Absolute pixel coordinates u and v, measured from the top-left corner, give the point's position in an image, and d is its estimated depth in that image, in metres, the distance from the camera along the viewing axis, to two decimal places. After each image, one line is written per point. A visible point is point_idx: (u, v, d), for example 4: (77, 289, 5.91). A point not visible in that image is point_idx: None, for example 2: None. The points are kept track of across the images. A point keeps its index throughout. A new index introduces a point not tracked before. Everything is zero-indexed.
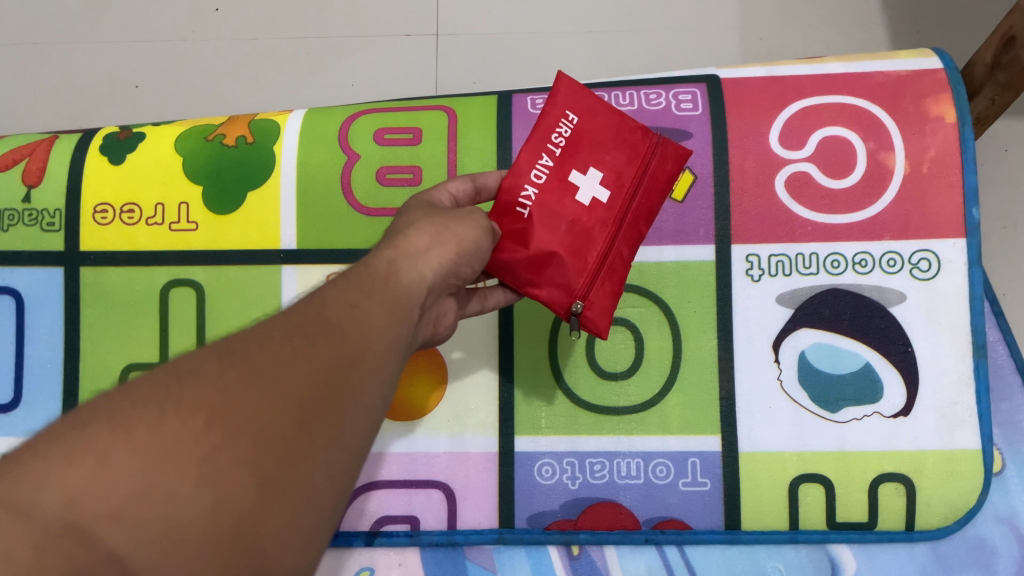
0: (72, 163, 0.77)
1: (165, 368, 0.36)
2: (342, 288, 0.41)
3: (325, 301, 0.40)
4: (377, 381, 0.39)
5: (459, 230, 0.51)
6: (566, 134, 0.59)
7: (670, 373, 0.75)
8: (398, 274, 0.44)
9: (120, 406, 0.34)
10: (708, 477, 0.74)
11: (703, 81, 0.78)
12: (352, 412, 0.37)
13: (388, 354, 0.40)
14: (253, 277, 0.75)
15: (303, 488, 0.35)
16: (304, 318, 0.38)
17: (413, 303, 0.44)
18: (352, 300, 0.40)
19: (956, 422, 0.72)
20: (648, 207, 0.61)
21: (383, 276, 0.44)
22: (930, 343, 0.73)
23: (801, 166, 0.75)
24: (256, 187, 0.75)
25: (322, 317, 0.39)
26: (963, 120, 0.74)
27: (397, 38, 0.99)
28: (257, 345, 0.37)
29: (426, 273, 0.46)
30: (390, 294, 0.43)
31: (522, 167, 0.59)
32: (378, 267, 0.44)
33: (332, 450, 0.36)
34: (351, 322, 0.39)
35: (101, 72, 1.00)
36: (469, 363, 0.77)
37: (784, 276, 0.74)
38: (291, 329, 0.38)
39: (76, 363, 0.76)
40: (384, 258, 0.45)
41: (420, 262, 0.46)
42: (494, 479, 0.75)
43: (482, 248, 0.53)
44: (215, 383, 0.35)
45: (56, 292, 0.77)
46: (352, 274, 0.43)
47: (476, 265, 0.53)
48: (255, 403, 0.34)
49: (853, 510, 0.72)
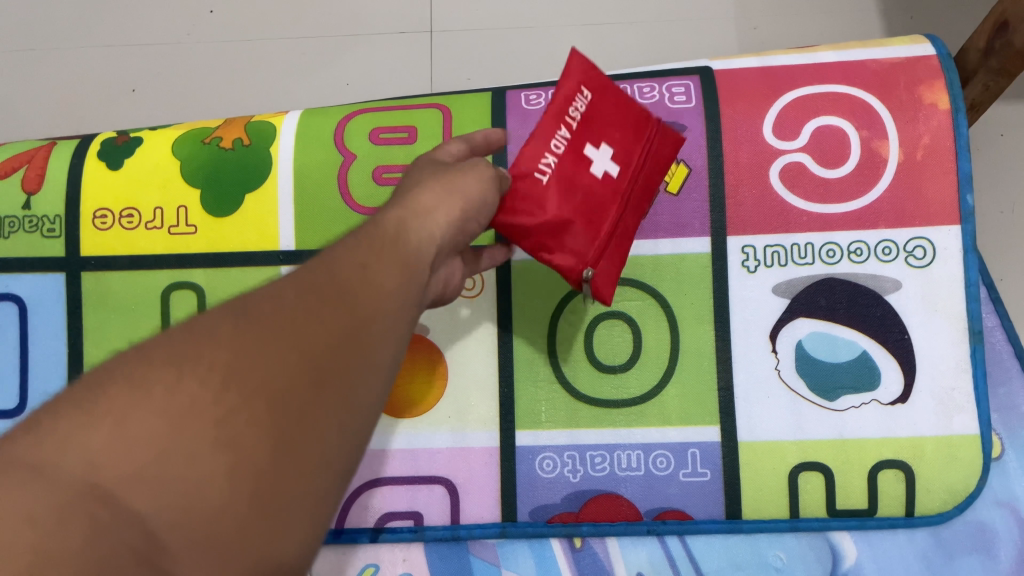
0: (71, 169, 0.78)
1: (155, 350, 0.36)
2: (351, 245, 0.41)
3: (334, 260, 0.39)
4: (388, 339, 0.39)
5: (465, 186, 0.51)
6: (583, 108, 0.59)
7: (668, 365, 0.75)
8: (407, 234, 0.44)
9: (115, 390, 0.34)
10: (708, 468, 0.74)
11: (696, 73, 0.79)
12: (365, 364, 0.37)
13: (403, 307, 0.40)
14: (255, 278, 0.75)
15: (319, 458, 0.35)
16: (317, 275, 0.38)
17: (423, 261, 0.43)
18: (360, 259, 0.40)
19: (953, 407, 0.73)
20: (649, 184, 0.64)
21: (394, 234, 0.43)
22: (928, 328, 0.74)
23: (794, 156, 0.75)
24: (254, 189, 0.76)
25: (334, 278, 0.38)
26: (956, 106, 0.74)
27: (392, 35, 0.99)
28: (270, 306, 0.37)
29: (436, 231, 0.46)
30: (399, 252, 0.42)
31: (541, 134, 0.58)
32: (388, 224, 0.44)
33: (342, 414, 0.36)
34: (361, 282, 0.39)
35: (97, 79, 1.00)
36: (467, 351, 0.77)
37: (781, 266, 0.75)
38: (303, 289, 0.38)
39: (80, 368, 0.77)
40: (393, 217, 0.45)
41: (431, 219, 0.47)
42: (495, 472, 0.76)
43: (489, 200, 0.53)
44: (230, 342, 0.35)
45: (59, 296, 0.77)
46: (360, 234, 0.42)
47: (483, 218, 0.54)
48: (271, 356, 0.35)
49: (852, 497, 0.73)
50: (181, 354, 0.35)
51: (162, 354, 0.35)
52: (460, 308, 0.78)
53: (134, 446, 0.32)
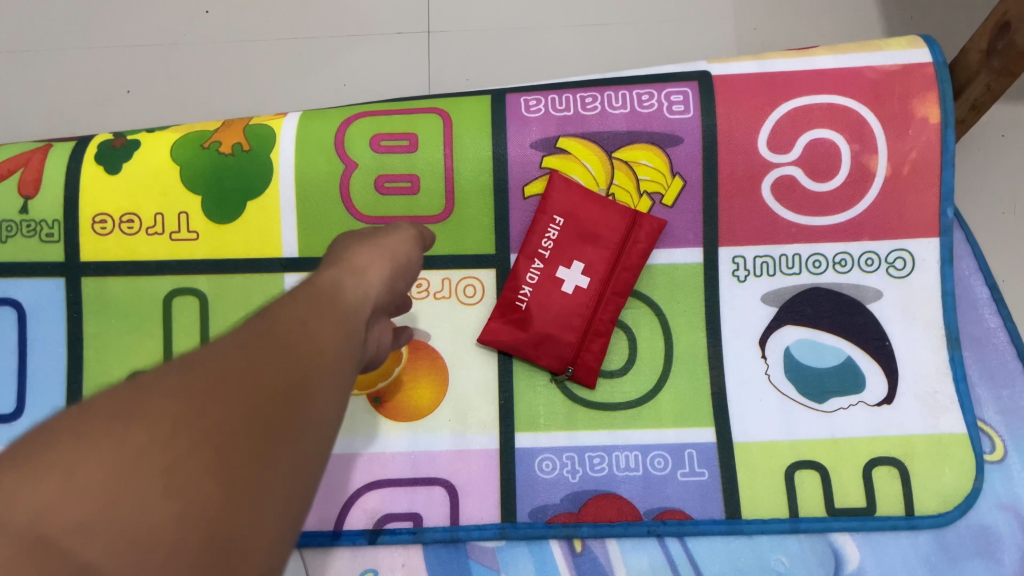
0: (68, 172, 0.76)
1: (105, 393, 0.32)
2: (286, 305, 0.38)
3: (273, 317, 0.37)
4: (329, 396, 0.36)
5: (392, 244, 0.51)
6: (555, 236, 0.76)
7: (661, 371, 0.77)
8: (343, 291, 0.43)
9: (59, 433, 0.30)
10: (705, 467, 0.75)
11: (695, 78, 0.78)
12: (307, 425, 0.34)
13: (343, 368, 0.38)
14: (256, 286, 0.76)
15: (273, 503, 0.32)
16: (256, 332, 0.36)
17: (359, 322, 0.42)
18: (299, 316, 0.38)
19: (939, 408, 0.75)
20: (623, 283, 0.76)
21: (328, 292, 0.42)
22: (906, 335, 0.76)
23: (787, 169, 0.76)
24: (255, 196, 0.76)
25: (273, 332, 0.36)
26: (946, 120, 0.75)
27: (390, 36, 0.99)
28: (214, 358, 0.34)
29: (369, 291, 0.45)
30: (337, 310, 0.41)
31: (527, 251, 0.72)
32: (322, 283, 0.42)
33: (290, 470, 0.33)
34: (301, 338, 0.37)
35: (90, 80, 0.99)
36: (466, 356, 0.77)
37: (769, 276, 0.77)
38: (243, 342, 0.35)
39: (79, 373, 0.77)
40: (328, 276, 0.44)
41: (362, 281, 0.45)
42: (495, 473, 0.76)
43: (413, 261, 0.53)
44: (176, 393, 0.32)
45: (58, 301, 0.77)
46: (296, 291, 0.41)
47: (410, 282, 0.53)
48: (211, 412, 0.31)
49: (850, 496, 0.74)
50: (127, 403, 0.31)
51: (112, 398, 0.32)
52: (459, 315, 0.78)
53: (79, 493, 0.28)
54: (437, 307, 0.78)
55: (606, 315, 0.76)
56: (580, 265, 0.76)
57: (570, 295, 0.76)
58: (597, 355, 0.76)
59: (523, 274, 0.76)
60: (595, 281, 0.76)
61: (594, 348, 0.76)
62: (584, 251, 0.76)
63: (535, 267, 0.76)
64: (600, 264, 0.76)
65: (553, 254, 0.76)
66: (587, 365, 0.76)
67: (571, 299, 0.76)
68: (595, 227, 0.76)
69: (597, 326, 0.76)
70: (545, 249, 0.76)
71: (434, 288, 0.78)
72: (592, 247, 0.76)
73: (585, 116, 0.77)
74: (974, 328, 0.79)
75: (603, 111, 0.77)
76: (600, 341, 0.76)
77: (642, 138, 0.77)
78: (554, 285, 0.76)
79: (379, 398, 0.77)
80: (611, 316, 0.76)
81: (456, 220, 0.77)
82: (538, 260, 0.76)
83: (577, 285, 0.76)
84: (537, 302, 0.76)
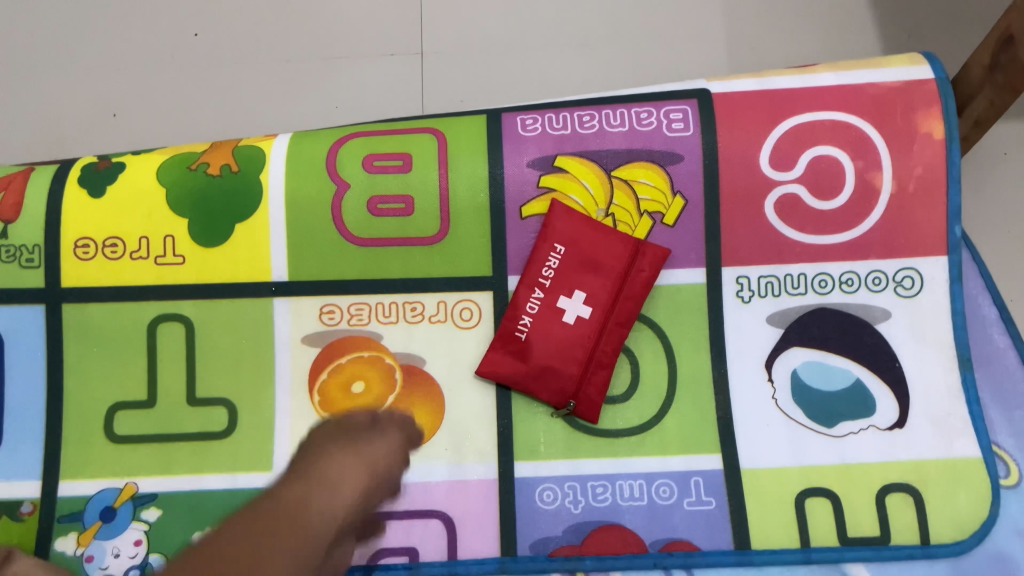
0: (50, 195, 0.74)
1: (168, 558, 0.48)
2: (262, 511, 0.52)
3: (257, 515, 0.51)
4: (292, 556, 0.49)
5: (368, 452, 0.63)
6: (554, 266, 0.74)
7: (665, 396, 0.75)
8: (312, 501, 0.54)
9: None
10: (712, 496, 0.72)
11: (694, 96, 0.77)
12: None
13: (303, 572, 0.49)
14: (246, 311, 0.75)
15: None
16: (256, 522, 0.50)
17: (321, 541, 0.52)
18: (286, 516, 0.52)
19: (952, 431, 0.72)
20: (626, 313, 0.73)
21: (296, 506, 0.53)
22: (916, 356, 0.74)
23: (789, 187, 0.75)
24: (243, 219, 0.74)
25: (268, 521, 0.50)
26: (951, 135, 0.74)
27: (383, 58, 0.97)
28: (226, 532, 0.49)
29: (343, 502, 0.56)
30: (306, 523, 0.52)
31: (521, 296, 0.74)
32: (292, 493, 0.54)
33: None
34: (283, 527, 0.50)
35: (77, 103, 0.97)
36: (462, 383, 0.75)
37: (774, 296, 0.75)
38: (241, 534, 0.49)
39: (59, 404, 0.74)
40: (296, 488, 0.55)
41: (336, 492, 0.57)
42: (495, 505, 0.72)
43: (383, 472, 0.64)
44: (200, 553, 0.47)
45: (38, 330, 0.74)
46: (271, 502, 0.53)
47: (378, 496, 0.63)
48: (212, 562, 0.46)
49: (863, 524, 0.70)
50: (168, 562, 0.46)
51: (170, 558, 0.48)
52: (456, 339, 0.75)
53: None
54: (432, 331, 0.75)
55: (610, 346, 0.73)
56: (581, 294, 0.73)
57: (572, 325, 0.73)
58: (600, 388, 0.73)
59: (523, 304, 0.74)
60: (597, 311, 0.73)
61: (597, 381, 0.73)
62: (584, 279, 0.73)
63: (535, 297, 0.74)
64: (603, 293, 0.73)
65: (554, 283, 0.74)
66: (590, 398, 0.73)
67: (572, 330, 0.73)
68: (597, 256, 0.73)
69: (600, 358, 0.73)
70: (545, 278, 0.74)
71: (429, 312, 0.75)
72: (594, 276, 0.73)
73: (583, 135, 0.75)
74: (983, 348, 0.77)
75: (602, 129, 0.75)
76: (603, 373, 0.73)
77: (641, 156, 0.75)
78: (554, 316, 0.73)
79: None
80: (615, 347, 0.73)
81: (451, 241, 0.75)
82: (538, 289, 0.74)
83: (579, 315, 0.73)
84: (538, 333, 0.73)
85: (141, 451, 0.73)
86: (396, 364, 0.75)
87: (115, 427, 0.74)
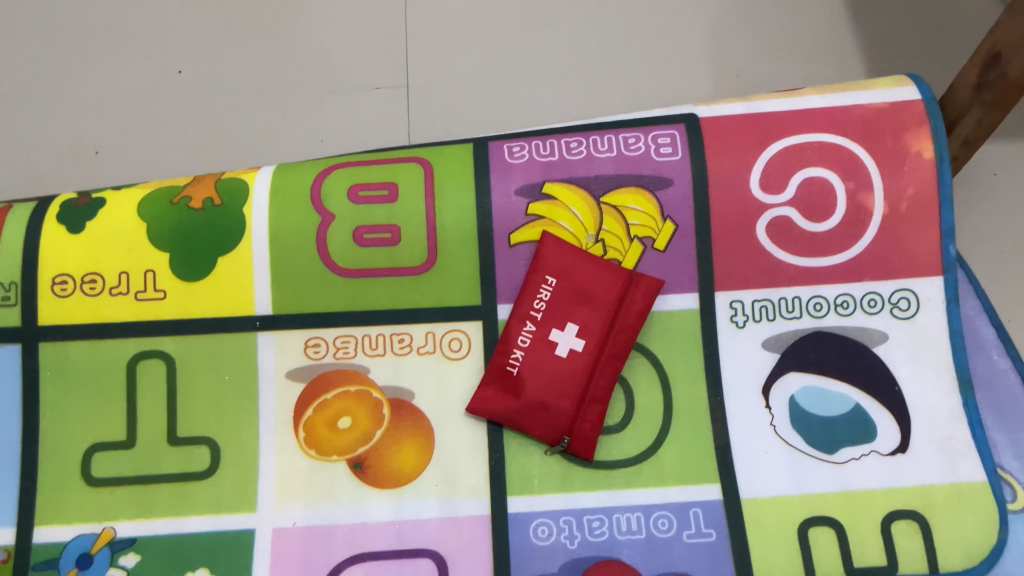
0: (27, 232, 0.73)
1: None
2: None
3: None
4: None
5: None
6: (545, 299, 0.72)
7: (661, 426, 0.73)
8: None
9: None
10: (712, 527, 0.70)
11: (681, 121, 0.76)
12: None
13: None
14: (230, 347, 0.73)
15: None
16: None
17: None
18: None
19: (956, 455, 0.71)
20: (621, 345, 0.72)
21: None
22: (916, 379, 0.73)
23: (781, 211, 0.74)
24: (225, 252, 0.72)
25: None
26: (941, 155, 0.73)
27: (368, 91, 0.97)
28: None
29: None
30: None
31: (512, 330, 0.72)
32: None
33: None
34: None
35: (57, 141, 0.96)
36: (453, 417, 0.73)
37: (769, 320, 0.74)
38: None
39: (37, 446, 0.72)
40: None
41: None
42: (488, 542, 0.70)
43: None
44: None
45: (14, 370, 0.72)
46: None
47: None
48: None
49: (869, 553, 0.68)
50: None
51: None
52: (446, 371, 0.74)
53: None
54: (421, 363, 0.74)
55: (604, 380, 0.71)
56: (574, 326, 0.72)
57: (565, 359, 0.71)
58: (594, 424, 0.71)
59: (514, 338, 0.72)
60: (590, 343, 0.71)
61: (592, 416, 0.71)
62: (577, 311, 0.72)
63: (527, 330, 0.72)
64: (595, 324, 0.72)
65: (546, 316, 0.72)
66: (584, 435, 0.71)
67: (565, 363, 0.71)
68: (589, 287, 0.72)
69: (594, 393, 0.71)
70: (536, 311, 0.72)
71: (418, 343, 0.74)
72: (587, 307, 0.72)
73: (571, 161, 0.75)
74: (983, 370, 0.75)
75: (589, 155, 0.75)
76: (599, 408, 0.71)
77: (630, 181, 0.74)
78: (546, 349, 0.71)
79: (361, 464, 0.72)
80: (609, 381, 0.71)
81: (439, 271, 0.73)
82: (530, 322, 0.72)
83: (571, 347, 0.71)
84: (530, 366, 0.71)
85: (121, 493, 0.71)
86: (384, 399, 0.73)
87: (92, 470, 0.71)
